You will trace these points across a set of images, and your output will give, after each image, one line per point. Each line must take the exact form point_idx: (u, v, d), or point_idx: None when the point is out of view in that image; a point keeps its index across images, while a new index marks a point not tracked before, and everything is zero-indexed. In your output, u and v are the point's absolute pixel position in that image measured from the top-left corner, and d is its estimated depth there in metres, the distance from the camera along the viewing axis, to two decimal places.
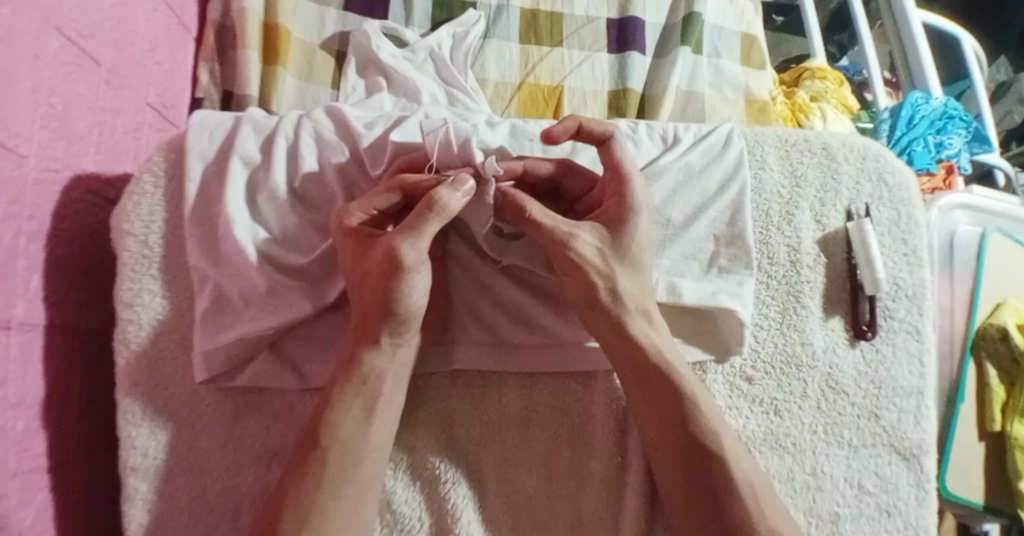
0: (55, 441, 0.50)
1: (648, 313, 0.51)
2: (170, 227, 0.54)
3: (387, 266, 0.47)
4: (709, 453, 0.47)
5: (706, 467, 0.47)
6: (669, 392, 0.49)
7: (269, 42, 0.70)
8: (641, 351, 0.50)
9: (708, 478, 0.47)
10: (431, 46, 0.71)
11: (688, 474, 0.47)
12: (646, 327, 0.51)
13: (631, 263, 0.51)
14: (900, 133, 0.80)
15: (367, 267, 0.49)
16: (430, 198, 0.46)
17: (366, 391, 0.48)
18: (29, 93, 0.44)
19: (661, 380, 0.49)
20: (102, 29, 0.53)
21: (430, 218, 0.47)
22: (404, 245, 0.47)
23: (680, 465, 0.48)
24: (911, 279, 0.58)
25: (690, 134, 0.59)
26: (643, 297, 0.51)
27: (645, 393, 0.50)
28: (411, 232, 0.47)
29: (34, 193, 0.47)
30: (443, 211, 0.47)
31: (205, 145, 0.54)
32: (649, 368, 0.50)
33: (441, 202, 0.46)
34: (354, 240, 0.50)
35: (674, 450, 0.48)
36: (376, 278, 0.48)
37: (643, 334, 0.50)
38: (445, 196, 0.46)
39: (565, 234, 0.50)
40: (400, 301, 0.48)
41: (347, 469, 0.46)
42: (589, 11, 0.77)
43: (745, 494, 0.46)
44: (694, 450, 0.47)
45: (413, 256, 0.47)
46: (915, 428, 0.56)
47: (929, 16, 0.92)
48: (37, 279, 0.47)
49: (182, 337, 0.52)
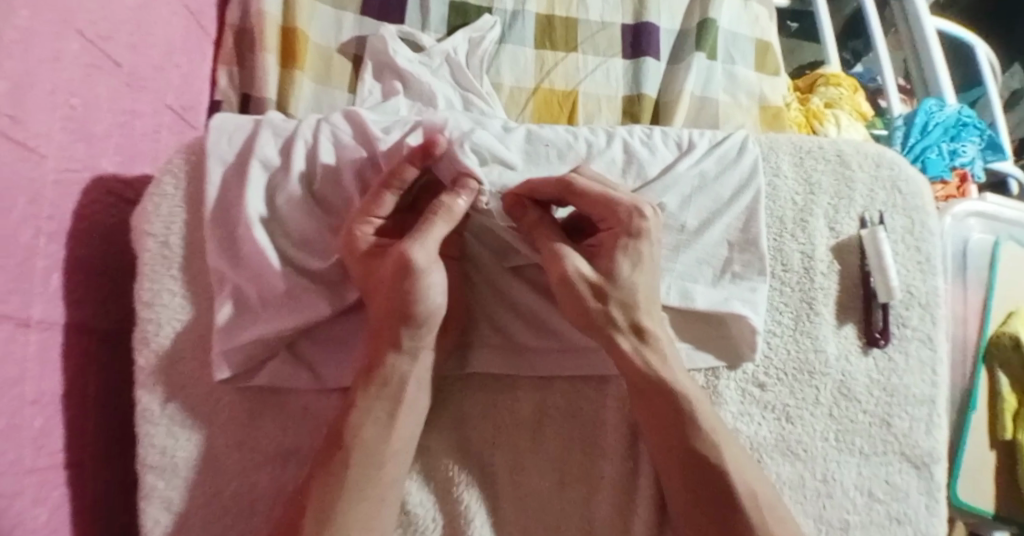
0: (71, 440, 0.51)
1: (641, 329, 0.51)
2: (190, 228, 0.54)
3: (399, 273, 0.48)
4: (717, 465, 0.48)
5: (710, 475, 0.48)
6: (668, 400, 0.50)
7: (287, 47, 0.71)
8: (641, 367, 0.50)
9: (716, 486, 0.48)
10: (446, 51, 0.71)
11: (693, 480, 0.48)
12: (639, 344, 0.51)
13: (624, 284, 0.50)
14: (914, 141, 0.80)
15: (382, 275, 0.49)
16: (435, 204, 0.50)
17: (388, 393, 0.49)
18: (49, 94, 0.45)
19: (660, 396, 0.50)
20: (120, 32, 0.54)
21: (436, 220, 0.49)
22: (412, 249, 0.48)
23: (683, 469, 0.49)
24: (924, 287, 0.58)
25: (704, 140, 0.58)
26: (636, 312, 0.51)
27: (654, 397, 0.50)
28: (419, 236, 0.49)
29: (53, 194, 0.47)
30: (449, 215, 0.49)
31: (224, 149, 0.55)
32: (649, 383, 0.50)
33: (445, 207, 0.49)
34: (363, 256, 0.50)
35: (683, 458, 0.49)
36: (388, 284, 0.49)
37: (634, 350, 0.50)
38: (448, 201, 0.49)
39: (562, 250, 0.51)
40: (421, 304, 0.49)
41: (365, 469, 0.47)
42: (604, 17, 0.78)
43: (744, 500, 0.47)
44: (698, 460, 0.48)
45: (422, 258, 0.48)
46: (927, 436, 0.56)
47: (942, 23, 0.91)
48: (55, 278, 0.48)
49: (200, 337, 0.53)
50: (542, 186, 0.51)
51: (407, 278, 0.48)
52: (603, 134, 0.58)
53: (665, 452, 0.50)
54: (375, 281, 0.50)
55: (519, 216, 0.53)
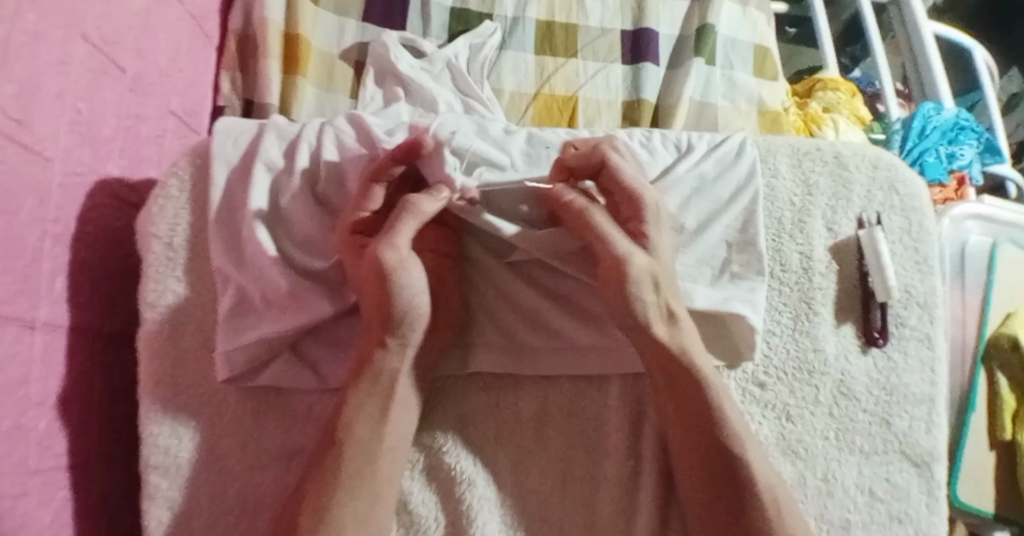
0: (75, 441, 0.51)
1: (675, 318, 0.52)
2: (194, 230, 0.55)
3: (373, 272, 0.49)
4: (739, 457, 0.49)
5: (733, 468, 0.49)
6: (699, 390, 0.51)
7: (290, 53, 0.72)
8: (674, 355, 0.51)
9: (735, 479, 0.49)
10: (448, 57, 0.72)
11: (716, 474, 0.49)
12: (675, 332, 0.52)
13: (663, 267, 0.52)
14: (911, 144, 0.81)
15: (360, 271, 0.50)
16: (405, 203, 0.51)
17: (381, 390, 0.49)
18: (55, 98, 0.46)
19: (691, 386, 0.51)
20: (126, 37, 0.55)
21: (404, 217, 0.50)
22: (384, 248, 0.49)
23: (705, 461, 0.50)
24: (922, 287, 0.59)
25: (703, 142, 0.59)
26: (668, 301, 0.52)
27: (672, 393, 0.51)
28: (390, 235, 0.50)
29: (59, 197, 0.48)
30: (418, 213, 0.50)
31: (229, 151, 0.56)
32: (679, 372, 0.51)
33: (414, 205, 0.50)
34: (348, 249, 0.51)
35: (705, 451, 0.50)
36: (369, 281, 0.50)
37: (672, 338, 0.51)
38: (418, 200, 0.51)
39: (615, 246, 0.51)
40: (400, 302, 0.50)
41: (365, 468, 0.47)
42: (603, 22, 0.79)
43: (766, 496, 0.48)
44: (724, 452, 0.49)
45: (392, 258, 0.49)
46: (927, 435, 0.56)
47: (941, 28, 0.92)
48: (60, 280, 0.49)
49: (204, 338, 0.53)
50: (580, 160, 0.53)
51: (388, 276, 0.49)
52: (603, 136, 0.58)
53: (685, 445, 0.51)
54: (359, 276, 0.51)
55: (568, 205, 0.52)
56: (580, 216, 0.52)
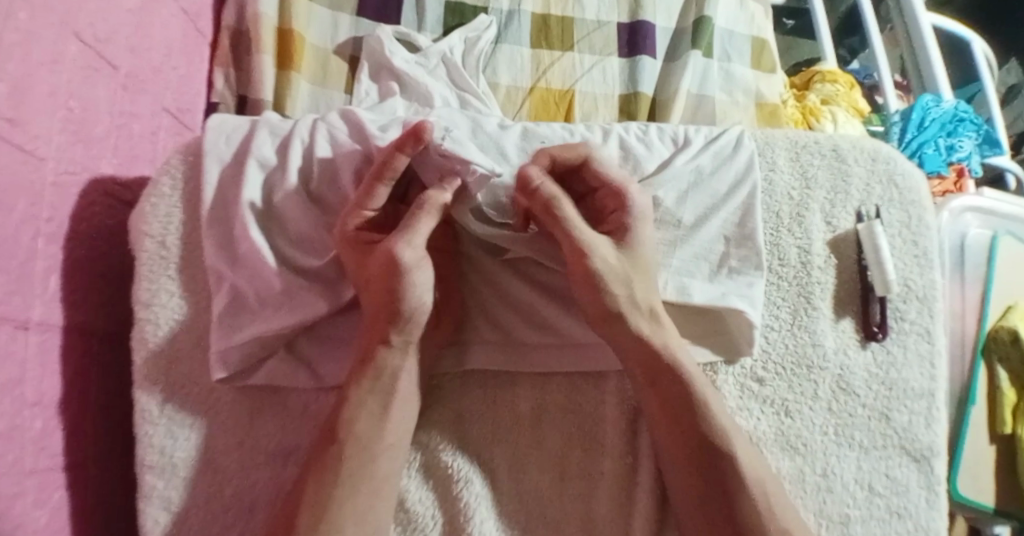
0: (70, 441, 0.50)
1: (657, 313, 0.52)
2: (188, 228, 0.54)
3: (388, 268, 0.49)
4: (729, 456, 0.48)
5: (722, 466, 0.48)
6: (679, 384, 0.50)
7: (284, 48, 0.72)
8: (649, 349, 0.51)
9: (723, 477, 0.48)
10: (442, 51, 0.72)
11: (705, 474, 0.49)
12: (652, 326, 0.51)
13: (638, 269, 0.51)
14: (911, 136, 0.80)
15: (372, 270, 0.50)
16: (420, 199, 0.50)
17: (380, 388, 0.49)
18: (48, 96, 0.45)
19: (672, 381, 0.50)
20: (119, 34, 0.54)
21: (420, 214, 0.50)
22: (400, 247, 0.49)
23: (696, 462, 0.49)
24: (922, 281, 0.58)
25: (700, 136, 0.59)
26: (651, 295, 0.52)
27: (655, 391, 0.51)
28: (407, 234, 0.50)
29: (52, 195, 0.48)
30: (433, 208, 0.50)
31: (222, 149, 0.55)
32: (661, 368, 0.51)
33: (430, 202, 0.50)
34: (355, 249, 0.51)
35: (696, 448, 0.49)
36: (379, 281, 0.49)
37: (651, 332, 0.51)
38: (434, 195, 0.50)
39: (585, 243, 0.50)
40: (410, 301, 0.50)
41: (362, 465, 0.47)
42: (600, 15, 0.78)
43: (757, 497, 0.47)
44: (717, 451, 0.49)
45: (410, 256, 0.49)
46: (927, 430, 0.56)
47: (941, 20, 0.91)
48: (54, 280, 0.48)
49: (199, 337, 0.53)
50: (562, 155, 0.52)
51: (397, 275, 0.49)
52: (599, 131, 0.58)
53: (674, 444, 0.50)
54: (367, 275, 0.50)
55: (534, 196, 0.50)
56: (545, 207, 0.50)
